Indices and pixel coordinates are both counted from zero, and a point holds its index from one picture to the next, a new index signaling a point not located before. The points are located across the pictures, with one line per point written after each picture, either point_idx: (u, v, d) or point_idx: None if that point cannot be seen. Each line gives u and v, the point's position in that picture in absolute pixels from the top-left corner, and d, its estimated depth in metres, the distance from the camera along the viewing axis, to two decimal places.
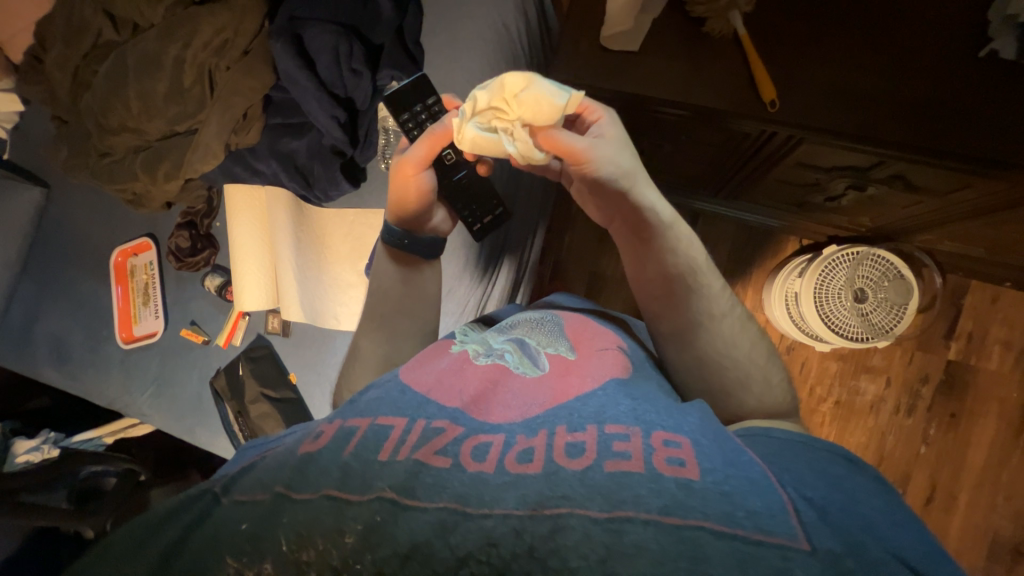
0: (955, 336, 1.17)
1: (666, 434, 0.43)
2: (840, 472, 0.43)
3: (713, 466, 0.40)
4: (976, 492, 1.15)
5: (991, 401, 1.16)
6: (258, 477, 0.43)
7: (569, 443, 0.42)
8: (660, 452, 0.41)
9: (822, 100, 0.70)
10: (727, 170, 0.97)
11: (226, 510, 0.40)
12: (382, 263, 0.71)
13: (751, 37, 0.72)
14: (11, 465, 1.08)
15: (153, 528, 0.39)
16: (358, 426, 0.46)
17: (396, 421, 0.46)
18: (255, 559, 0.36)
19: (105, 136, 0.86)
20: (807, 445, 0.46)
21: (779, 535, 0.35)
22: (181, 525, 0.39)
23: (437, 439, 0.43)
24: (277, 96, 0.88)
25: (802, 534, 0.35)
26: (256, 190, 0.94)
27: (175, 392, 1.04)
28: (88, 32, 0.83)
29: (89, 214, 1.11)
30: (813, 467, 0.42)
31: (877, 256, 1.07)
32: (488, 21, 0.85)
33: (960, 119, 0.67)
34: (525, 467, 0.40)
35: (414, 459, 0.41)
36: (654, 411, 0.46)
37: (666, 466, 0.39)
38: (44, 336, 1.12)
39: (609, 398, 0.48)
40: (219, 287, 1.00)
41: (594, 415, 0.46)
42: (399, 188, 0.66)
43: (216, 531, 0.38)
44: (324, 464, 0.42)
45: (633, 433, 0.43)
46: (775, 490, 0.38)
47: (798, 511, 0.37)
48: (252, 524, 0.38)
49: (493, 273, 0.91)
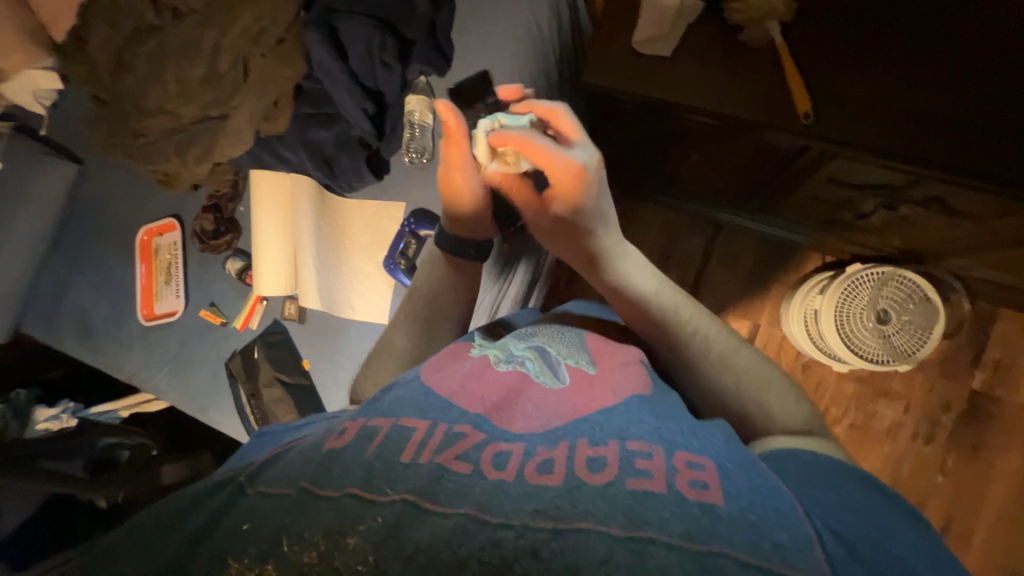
0: (981, 365, 1.13)
1: (690, 455, 0.42)
2: (860, 499, 0.43)
3: (738, 492, 0.39)
4: (994, 528, 1.12)
5: (1016, 435, 1.12)
6: (281, 470, 0.43)
7: (590, 457, 0.42)
8: (682, 474, 0.40)
9: (861, 116, 0.68)
10: (755, 181, 0.96)
11: (248, 501, 0.40)
12: (428, 266, 0.73)
13: (788, 47, 0.71)
14: (32, 432, 1.11)
15: (180, 516, 0.40)
16: (381, 425, 0.46)
17: (419, 422, 0.46)
18: (270, 554, 0.36)
19: (142, 117, 0.88)
20: (819, 463, 0.46)
21: (801, 569, 0.34)
22: (205, 513, 0.40)
23: (460, 443, 0.43)
24: (308, 86, 0.89)
25: (830, 570, 0.34)
26: (283, 176, 0.94)
27: (192, 371, 1.06)
28: (132, 15, 0.85)
29: (119, 192, 1.13)
30: (836, 497, 0.42)
31: (903, 278, 1.04)
32: (521, 20, 0.85)
33: (1004, 142, 0.65)
34: (546, 479, 0.40)
35: (436, 463, 0.41)
36: (679, 431, 0.45)
37: (688, 489, 0.39)
38: (70, 308, 1.15)
39: (633, 415, 0.47)
40: (239, 271, 1.01)
41: (616, 431, 0.45)
42: (451, 198, 0.65)
43: (238, 522, 0.39)
44: (347, 462, 0.42)
45: (655, 452, 0.42)
46: (802, 523, 0.37)
47: (825, 545, 0.36)
48: (275, 519, 0.38)
49: (508, 275, 0.90)
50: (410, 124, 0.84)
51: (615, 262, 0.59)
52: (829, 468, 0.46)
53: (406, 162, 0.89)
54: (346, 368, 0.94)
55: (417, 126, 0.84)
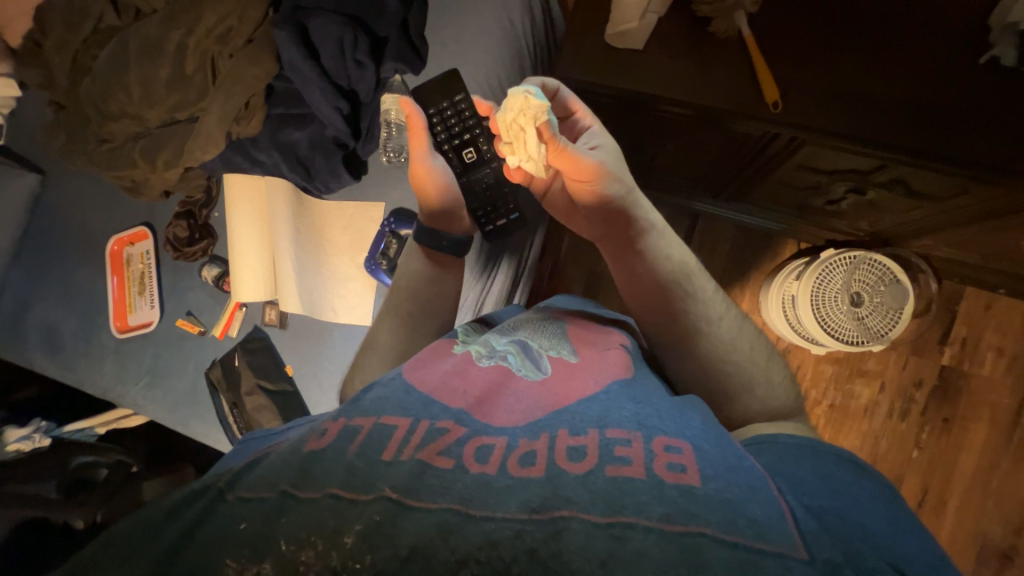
0: (949, 341, 1.18)
1: (668, 439, 0.43)
2: (847, 478, 0.44)
3: (714, 472, 0.40)
4: (967, 497, 1.17)
5: (984, 406, 1.17)
6: (262, 474, 0.41)
7: (571, 447, 0.42)
8: (661, 458, 0.41)
9: (825, 102, 0.70)
10: (729, 170, 0.97)
11: (232, 504, 0.39)
12: (415, 259, 0.72)
13: (754, 37, 0.72)
14: (1, 454, 1.06)
15: (153, 529, 0.38)
16: (361, 425, 0.45)
17: (400, 420, 0.46)
18: (254, 559, 0.35)
19: (106, 123, 0.85)
20: (815, 449, 0.48)
21: (778, 543, 0.35)
22: (184, 521, 0.38)
23: (441, 439, 0.43)
24: (279, 86, 0.87)
25: (801, 543, 0.36)
26: (256, 180, 0.93)
27: (170, 383, 1.03)
28: (90, 17, 0.83)
29: (86, 201, 1.10)
30: (818, 474, 0.44)
31: (873, 261, 1.07)
32: (494, 15, 0.85)
33: (960, 125, 0.68)
34: (528, 471, 0.40)
35: (418, 459, 0.41)
36: (658, 415, 0.46)
37: (666, 473, 0.40)
38: (36, 324, 1.11)
39: (612, 401, 0.48)
40: (216, 278, 0.99)
41: (596, 419, 0.45)
42: (419, 188, 0.72)
43: (218, 528, 0.37)
44: (327, 463, 0.41)
45: (634, 438, 0.43)
46: (776, 498, 0.39)
47: (797, 520, 0.38)
48: (254, 523, 0.37)
49: (493, 268, 0.90)
50: (386, 123, 0.85)
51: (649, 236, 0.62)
52: (816, 451, 0.47)
53: (384, 161, 0.88)
54: (330, 372, 0.92)
55: (394, 125, 0.85)
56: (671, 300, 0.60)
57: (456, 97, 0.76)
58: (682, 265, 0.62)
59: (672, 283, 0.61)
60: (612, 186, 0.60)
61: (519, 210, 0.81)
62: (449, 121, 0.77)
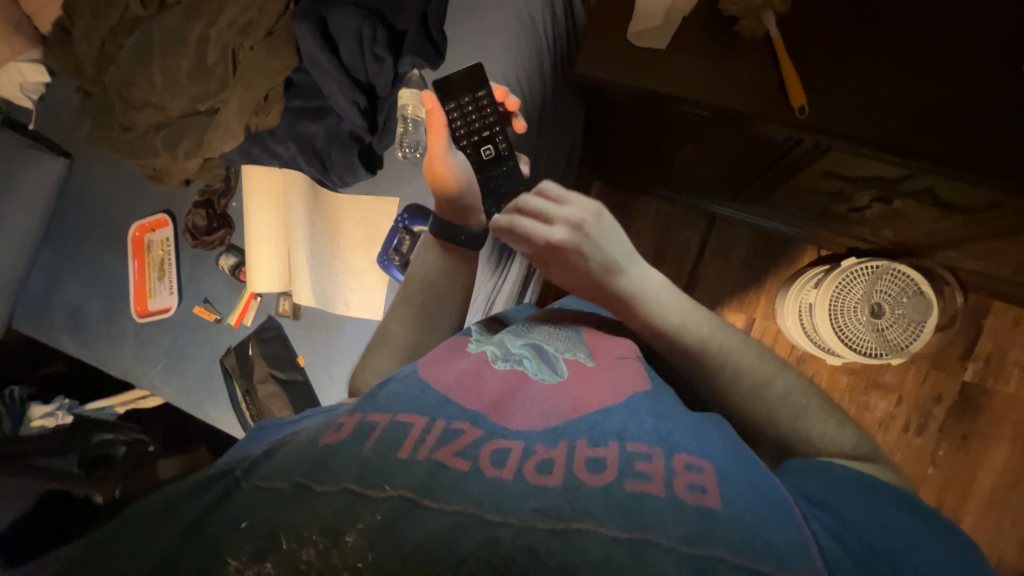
0: (972, 356, 1.14)
1: (688, 457, 0.43)
2: (896, 516, 0.41)
3: (736, 495, 0.39)
4: (983, 516, 1.14)
5: (1006, 425, 1.14)
6: (278, 464, 0.42)
7: (590, 458, 0.42)
8: (681, 477, 0.41)
9: (855, 109, 0.68)
10: (752, 173, 0.94)
11: (249, 494, 0.39)
12: (427, 252, 0.71)
13: (782, 39, 0.70)
14: (26, 429, 1.11)
15: (169, 507, 0.39)
16: (378, 421, 0.45)
17: (415, 419, 0.46)
18: (261, 552, 0.35)
19: (129, 112, 0.87)
20: (830, 470, 0.45)
21: (800, 571, 0.35)
22: (203, 503, 0.39)
23: (458, 440, 0.43)
24: (298, 78, 0.88)
25: (823, 571, 0.36)
26: (273, 171, 0.93)
27: (187, 368, 1.06)
28: (117, 6, 0.84)
29: (110, 187, 1.12)
30: (841, 502, 0.42)
31: (896, 272, 1.04)
32: (514, 11, 0.84)
33: (997, 135, 0.65)
34: (545, 479, 0.40)
35: (434, 459, 0.41)
36: (677, 431, 0.45)
37: (687, 493, 0.39)
38: (62, 305, 1.14)
39: (632, 414, 0.47)
40: (232, 267, 1.00)
41: (616, 431, 0.45)
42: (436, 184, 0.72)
43: (233, 510, 0.38)
44: (345, 455, 0.41)
45: (655, 454, 0.43)
46: (799, 524, 0.38)
47: (821, 549, 0.37)
48: (270, 513, 0.37)
49: (506, 258, 0.89)
50: (403, 119, 0.82)
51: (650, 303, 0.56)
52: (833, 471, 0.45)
53: (399, 155, 0.87)
54: (341, 364, 0.93)
55: (410, 120, 0.83)
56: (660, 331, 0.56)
57: (479, 90, 0.74)
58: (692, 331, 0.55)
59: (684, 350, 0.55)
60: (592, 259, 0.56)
61: None
62: (467, 110, 0.74)
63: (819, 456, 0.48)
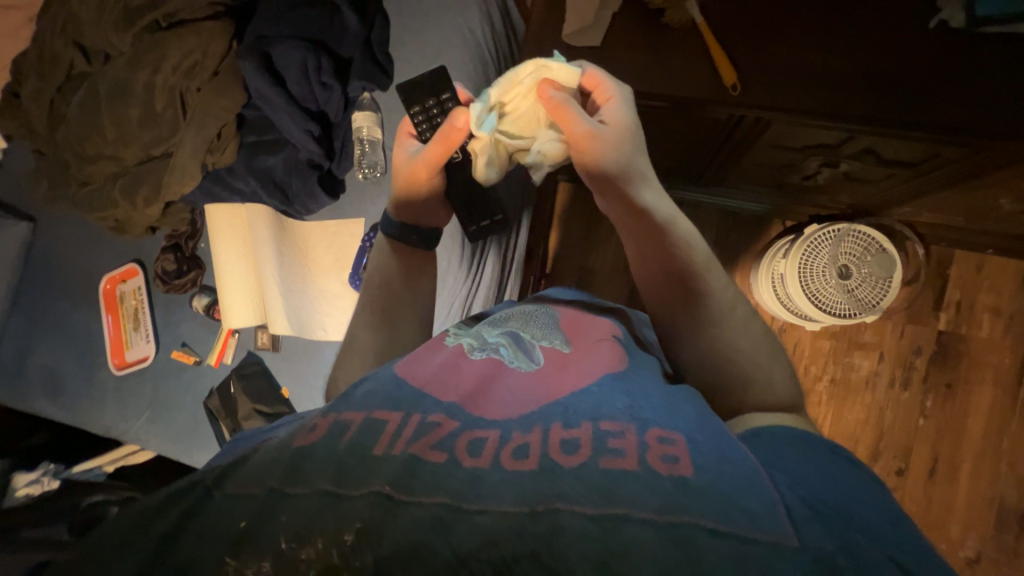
0: (943, 306, 1.17)
1: (661, 431, 0.43)
2: (843, 469, 0.43)
3: (706, 463, 0.40)
4: (978, 460, 1.16)
5: (986, 368, 1.16)
6: (250, 471, 0.41)
7: (564, 439, 0.42)
8: (654, 449, 0.41)
9: (788, 80, 0.70)
10: (706, 154, 0.97)
11: (221, 501, 0.40)
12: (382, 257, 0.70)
13: (709, 24, 0.72)
14: (12, 500, 1.08)
15: (136, 530, 0.38)
16: (352, 420, 0.46)
17: (390, 415, 0.46)
18: (255, 558, 0.36)
19: (85, 165, 0.88)
20: (810, 443, 0.46)
21: (771, 533, 0.35)
22: (174, 516, 0.39)
23: (435, 432, 0.44)
24: (250, 115, 0.90)
25: (792, 530, 0.35)
26: (238, 208, 0.96)
27: (172, 415, 1.04)
28: (61, 65, 0.85)
29: (75, 245, 1.12)
30: (812, 469, 0.42)
31: (858, 232, 1.07)
32: (454, 28, 0.87)
33: (923, 89, 0.66)
34: (521, 464, 0.40)
35: (409, 453, 0.41)
36: (651, 407, 0.46)
37: (661, 464, 0.39)
38: (37, 368, 1.13)
39: (605, 395, 0.47)
40: (207, 306, 1.01)
41: (590, 411, 0.45)
42: (406, 183, 0.68)
43: (209, 526, 0.38)
44: (319, 459, 0.41)
45: (627, 429, 0.43)
46: (767, 487, 0.39)
47: (789, 508, 0.37)
48: (250, 520, 0.38)
49: (478, 256, 0.89)
50: (360, 140, 0.86)
51: (663, 219, 0.58)
52: (814, 444, 0.46)
53: (360, 178, 0.89)
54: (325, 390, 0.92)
55: (367, 141, 0.86)
56: (691, 283, 0.57)
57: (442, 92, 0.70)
58: (690, 240, 0.58)
59: (688, 272, 0.57)
60: (605, 157, 0.57)
61: (502, 215, 0.81)
62: (432, 114, 0.70)
63: (758, 415, 0.51)
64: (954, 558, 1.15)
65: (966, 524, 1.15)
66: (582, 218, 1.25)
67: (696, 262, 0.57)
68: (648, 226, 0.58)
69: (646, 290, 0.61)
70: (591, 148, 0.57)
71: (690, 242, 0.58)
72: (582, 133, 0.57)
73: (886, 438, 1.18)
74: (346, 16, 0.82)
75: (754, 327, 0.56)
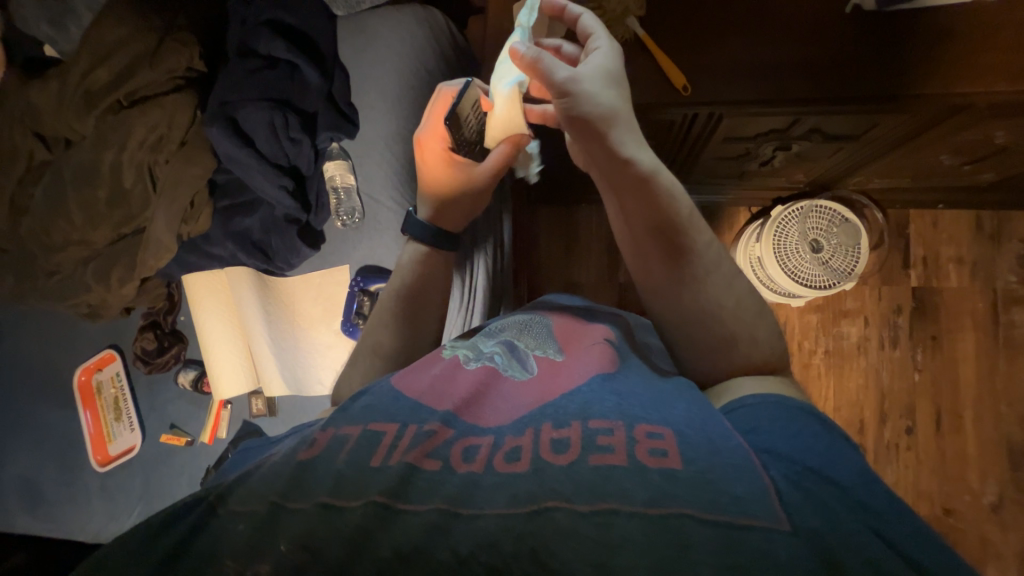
0: (911, 263, 1.23)
1: (649, 426, 0.42)
2: (825, 438, 0.43)
3: (696, 455, 0.39)
4: (978, 405, 1.19)
5: (963, 315, 1.21)
6: (253, 487, 0.41)
7: (555, 439, 0.42)
8: (643, 444, 0.40)
9: (730, 77, 0.75)
10: (665, 153, 1.02)
11: (224, 520, 0.39)
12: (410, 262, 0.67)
13: (651, 36, 0.77)
14: None
15: (146, 548, 0.38)
16: (350, 433, 0.44)
17: (387, 426, 0.45)
18: (255, 559, 0.36)
19: (51, 255, 0.86)
20: (776, 404, 0.47)
21: (761, 518, 0.35)
22: (178, 533, 0.39)
23: (430, 440, 0.42)
24: (221, 178, 0.91)
25: (784, 515, 0.35)
26: (218, 273, 0.96)
27: (165, 504, 0.98)
28: (19, 156, 0.83)
29: (44, 340, 1.06)
30: (783, 434, 0.43)
31: (820, 207, 1.12)
32: (411, 69, 0.85)
33: (845, 63, 0.72)
34: (513, 467, 0.40)
35: (405, 462, 0.40)
36: (639, 405, 0.45)
37: (649, 458, 0.39)
38: (14, 480, 1.05)
39: (594, 394, 0.47)
40: (194, 381, 0.98)
41: (579, 411, 0.45)
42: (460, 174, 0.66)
43: (217, 540, 0.38)
44: (319, 471, 0.41)
45: (616, 427, 0.42)
46: (757, 472, 0.38)
47: (781, 493, 0.37)
48: (250, 526, 0.38)
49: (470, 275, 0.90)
50: (334, 189, 0.86)
51: (646, 169, 0.52)
52: (785, 408, 0.46)
53: (339, 226, 0.89)
54: None
55: (341, 189, 0.87)
56: (674, 234, 0.54)
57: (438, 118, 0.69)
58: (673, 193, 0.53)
59: (675, 224, 0.54)
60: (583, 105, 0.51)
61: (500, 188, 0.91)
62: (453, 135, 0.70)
63: (743, 383, 0.52)
64: (977, 507, 1.16)
65: (982, 471, 1.17)
66: (561, 235, 1.28)
67: (681, 214, 0.54)
68: (632, 177, 0.52)
69: (635, 246, 0.58)
70: (575, 90, 0.51)
71: (675, 193, 0.54)
72: (562, 77, 0.51)
73: (888, 398, 1.21)
74: (305, 72, 0.80)
75: (735, 284, 0.55)
